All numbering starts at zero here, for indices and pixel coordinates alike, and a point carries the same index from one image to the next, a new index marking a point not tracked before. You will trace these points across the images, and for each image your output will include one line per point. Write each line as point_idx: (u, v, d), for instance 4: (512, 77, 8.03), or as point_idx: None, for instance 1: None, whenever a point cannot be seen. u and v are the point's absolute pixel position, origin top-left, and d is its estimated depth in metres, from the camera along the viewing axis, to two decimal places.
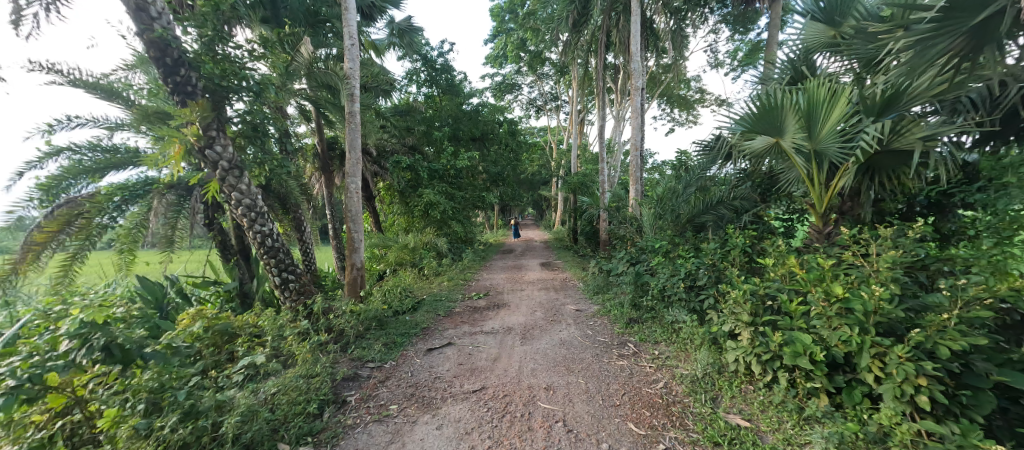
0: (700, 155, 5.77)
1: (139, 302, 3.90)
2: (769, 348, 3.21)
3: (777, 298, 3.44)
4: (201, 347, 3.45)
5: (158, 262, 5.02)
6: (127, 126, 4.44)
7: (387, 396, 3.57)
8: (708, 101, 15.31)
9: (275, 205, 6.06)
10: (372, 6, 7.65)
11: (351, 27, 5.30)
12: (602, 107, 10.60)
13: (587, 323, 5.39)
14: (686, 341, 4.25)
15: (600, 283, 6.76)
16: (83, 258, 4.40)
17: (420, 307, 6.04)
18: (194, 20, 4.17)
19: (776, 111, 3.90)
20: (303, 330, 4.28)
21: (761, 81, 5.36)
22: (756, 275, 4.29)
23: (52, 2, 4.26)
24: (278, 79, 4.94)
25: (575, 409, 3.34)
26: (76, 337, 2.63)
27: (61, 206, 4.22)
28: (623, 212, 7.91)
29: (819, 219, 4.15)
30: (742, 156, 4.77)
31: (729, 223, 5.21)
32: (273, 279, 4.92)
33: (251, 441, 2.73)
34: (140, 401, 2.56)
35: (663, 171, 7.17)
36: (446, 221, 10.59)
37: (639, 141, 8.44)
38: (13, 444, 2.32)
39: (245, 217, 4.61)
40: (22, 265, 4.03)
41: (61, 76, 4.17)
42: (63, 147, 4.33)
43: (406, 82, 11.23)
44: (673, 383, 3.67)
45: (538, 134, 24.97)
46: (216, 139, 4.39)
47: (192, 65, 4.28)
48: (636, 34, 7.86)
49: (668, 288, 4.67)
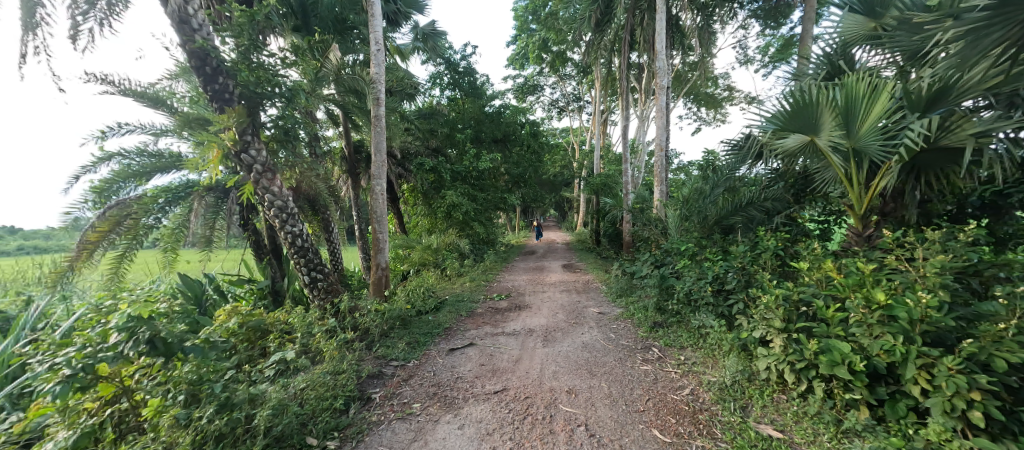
0: (728, 155, 5.56)
1: (179, 298, 4.14)
2: (804, 357, 3.06)
3: (813, 305, 3.28)
4: (236, 342, 3.59)
5: (198, 260, 5.33)
6: (170, 132, 4.71)
7: (410, 394, 3.64)
8: (737, 99, 14.84)
9: (305, 206, 6.28)
10: (397, 11, 7.83)
11: (378, 33, 5.43)
12: (626, 107, 10.44)
13: (610, 326, 5.32)
14: (713, 347, 4.11)
15: (623, 286, 6.65)
16: (131, 257, 4.69)
17: (442, 307, 6.12)
18: (231, 30, 4.42)
19: (810, 108, 3.73)
20: (331, 328, 4.41)
21: (795, 76, 5.13)
22: (790, 279, 4.11)
23: (104, 18, 4.58)
24: (308, 85, 5.12)
25: (598, 413, 3.30)
26: (125, 330, 2.82)
27: (112, 207, 4.52)
28: (647, 213, 7.76)
29: (859, 221, 3.95)
30: (774, 155, 4.59)
31: (760, 225, 5.01)
32: (303, 278, 5.10)
33: (281, 435, 2.83)
34: (180, 393, 2.70)
35: (689, 172, 6.98)
36: (469, 222, 10.71)
37: (664, 140, 8.26)
38: (67, 429, 2.42)
39: (277, 218, 4.80)
40: (77, 262, 4.37)
41: (113, 86, 4.47)
42: (114, 152, 4.63)
43: (430, 85, 11.40)
44: (700, 390, 3.56)
45: (560, 135, 24.87)
46: (251, 143, 4.58)
47: (229, 73, 4.51)
48: (660, 31, 7.70)
49: (695, 292, 4.54)
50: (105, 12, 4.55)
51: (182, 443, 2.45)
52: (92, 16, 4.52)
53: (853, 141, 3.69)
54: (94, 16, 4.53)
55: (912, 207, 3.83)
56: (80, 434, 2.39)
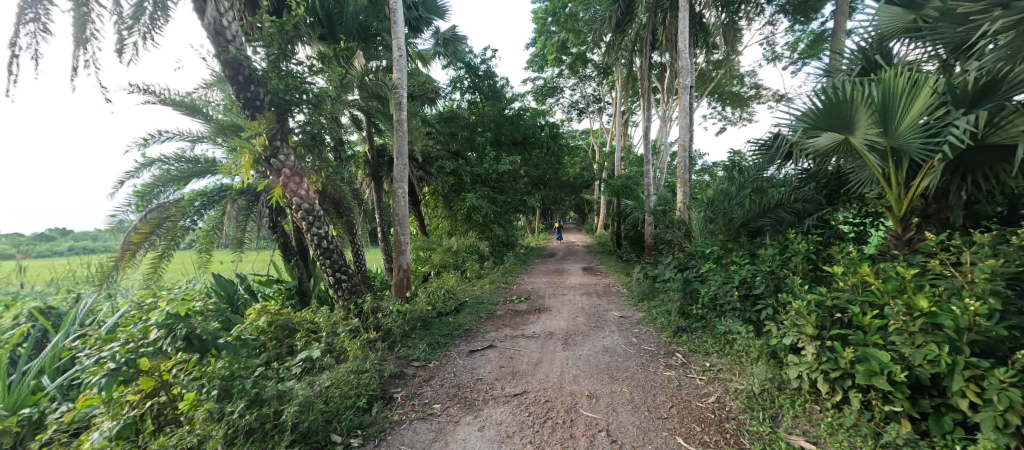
0: (755, 155, 5.37)
1: (213, 298, 4.34)
2: (839, 366, 2.90)
3: (848, 311, 3.12)
4: (265, 340, 3.69)
5: (230, 261, 5.64)
6: (205, 139, 4.94)
7: (431, 395, 3.68)
8: (764, 97, 14.37)
9: (330, 209, 6.47)
10: (418, 18, 7.99)
11: (400, 39, 5.54)
12: (648, 107, 10.28)
13: (632, 330, 5.23)
14: (741, 354, 3.97)
15: (645, 290, 6.53)
16: (169, 257, 4.95)
17: (463, 309, 6.17)
18: (263, 40, 4.63)
19: (844, 105, 3.56)
20: (355, 328, 4.52)
21: (827, 73, 4.92)
22: (822, 284, 3.93)
23: (147, 32, 4.86)
24: (334, 91, 5.30)
25: (619, 419, 3.24)
26: (164, 327, 2.96)
27: (153, 211, 4.80)
28: (670, 215, 7.60)
29: (898, 224, 3.75)
30: (804, 154, 4.39)
31: (790, 228, 4.81)
32: (328, 279, 5.25)
33: (307, 431, 2.91)
34: (213, 388, 2.81)
35: (714, 173, 6.80)
36: (489, 225, 10.77)
37: (688, 141, 8.07)
38: (111, 419, 2.58)
39: (304, 220, 4.96)
40: (122, 262, 4.69)
41: (154, 96, 4.73)
42: (155, 158, 4.89)
43: (451, 89, 11.55)
44: (726, 398, 3.45)
45: (580, 137, 24.71)
46: (280, 148, 4.77)
47: (260, 81, 4.69)
48: (683, 30, 7.55)
49: (720, 297, 4.41)
50: (148, 27, 4.83)
51: (215, 436, 2.55)
52: (136, 30, 4.80)
53: (891, 139, 3.50)
54: (138, 30, 4.82)
55: (957, 208, 3.62)
56: (123, 425, 2.54)
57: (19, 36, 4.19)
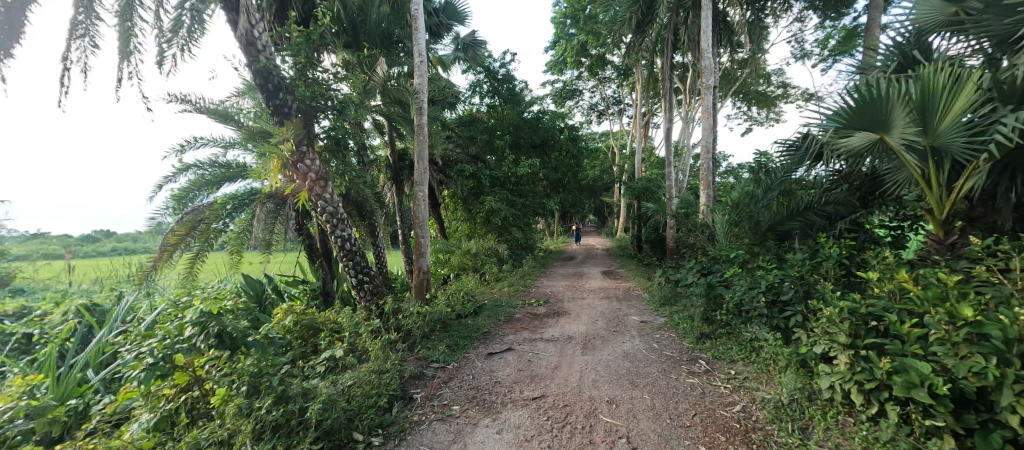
0: (783, 156, 5.18)
1: (242, 297, 4.54)
2: (874, 376, 2.76)
3: (885, 320, 2.97)
4: (291, 339, 3.80)
5: (259, 262, 5.86)
6: (237, 144, 5.16)
7: (450, 396, 3.71)
8: (793, 96, 13.87)
9: (353, 212, 6.63)
10: (439, 24, 8.13)
11: (421, 45, 5.64)
12: (669, 109, 10.10)
13: (653, 336, 5.13)
14: (768, 362, 3.83)
15: (667, 294, 6.39)
16: (203, 257, 5.19)
17: (481, 311, 6.19)
18: (291, 50, 4.84)
19: (880, 103, 3.38)
20: (376, 328, 4.60)
21: (861, 70, 4.72)
22: (856, 291, 3.76)
23: (185, 45, 5.12)
24: (357, 97, 5.45)
25: (640, 426, 3.18)
26: (198, 324, 3.11)
27: (188, 214, 4.99)
28: (693, 218, 7.42)
29: (939, 227, 3.55)
30: (836, 156, 4.20)
31: (821, 231, 4.60)
32: (351, 280, 5.37)
33: (331, 428, 2.97)
34: (242, 384, 2.94)
35: (739, 175, 6.60)
36: (508, 228, 10.81)
37: (711, 142, 7.88)
38: (149, 411, 2.71)
39: (328, 223, 5.10)
40: (160, 262, 4.90)
41: (190, 104, 4.98)
42: (190, 164, 5.14)
43: (470, 93, 11.67)
44: (753, 408, 3.33)
45: (600, 140, 24.49)
46: (306, 154, 4.91)
47: (288, 89, 4.84)
48: (706, 29, 7.40)
49: (746, 303, 4.27)
50: (186, 40, 5.08)
51: (244, 430, 2.65)
52: (175, 43, 5.06)
53: (931, 138, 3.31)
54: (177, 43, 5.08)
55: (1006, 211, 3.39)
56: (160, 418, 2.66)
57: (71, 51, 4.50)
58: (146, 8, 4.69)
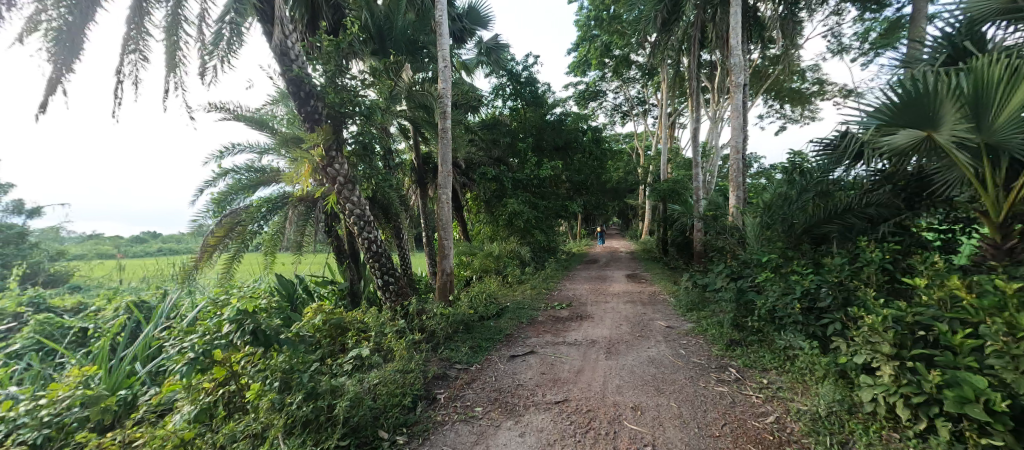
0: (819, 156, 4.92)
1: (275, 296, 4.73)
2: (922, 390, 2.58)
3: (934, 329, 2.78)
4: (320, 337, 3.90)
5: (291, 263, 6.11)
6: (271, 150, 5.40)
7: (472, 397, 3.74)
8: (829, 93, 13.21)
9: (379, 214, 6.80)
10: (462, 29, 8.24)
11: (445, 51, 5.73)
12: (696, 108, 9.85)
13: (680, 341, 4.99)
14: (804, 372, 3.65)
15: (695, 299, 6.20)
16: (240, 258, 5.47)
17: (504, 314, 6.21)
18: (322, 58, 5.03)
19: (927, 98, 3.18)
20: (401, 329, 4.69)
21: (906, 63, 4.43)
22: (902, 298, 3.53)
23: (225, 56, 5.40)
24: (384, 102, 5.59)
25: (666, 434, 3.09)
26: (235, 321, 3.31)
27: (227, 216, 5.26)
28: (721, 221, 7.18)
29: (996, 230, 3.29)
30: (877, 155, 3.95)
31: (861, 235, 4.34)
32: (377, 281, 5.50)
33: (357, 426, 3.03)
34: (275, 380, 3.05)
35: (771, 176, 6.34)
36: (530, 230, 10.81)
37: (740, 142, 7.61)
38: (191, 403, 2.85)
39: (355, 225, 5.25)
40: (200, 262, 5.20)
41: (229, 112, 5.24)
42: (228, 169, 5.40)
43: (493, 96, 11.74)
44: (787, 420, 3.18)
45: (624, 141, 24.13)
46: (335, 158, 5.05)
47: (319, 96, 5.02)
48: (735, 26, 7.15)
49: (780, 309, 4.09)
50: (225, 52, 5.36)
51: (276, 424, 2.75)
52: (215, 54, 5.33)
53: (985, 135, 3.08)
54: (218, 55, 5.36)
55: None
56: (199, 409, 2.82)
57: (124, 65, 4.84)
58: (190, 23, 4.98)
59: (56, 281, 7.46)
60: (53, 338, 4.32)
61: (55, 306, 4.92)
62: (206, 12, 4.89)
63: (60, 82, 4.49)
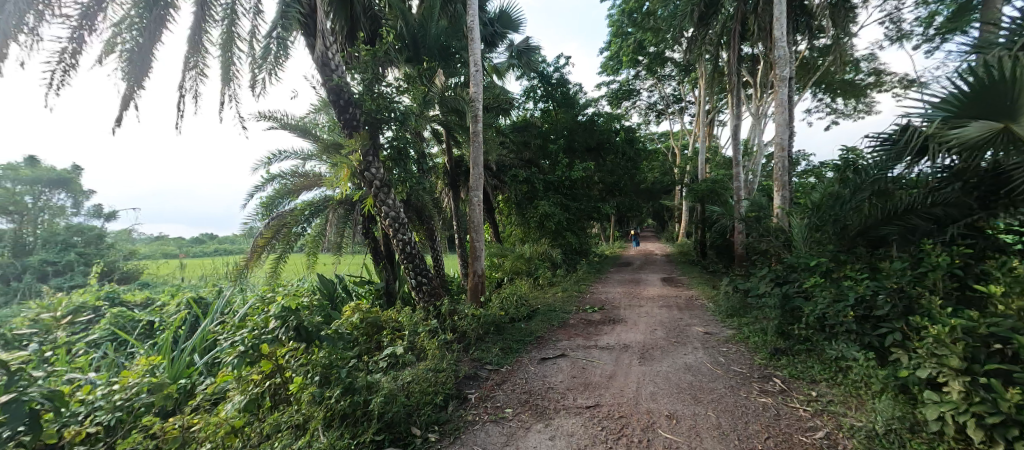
0: (876, 152, 4.51)
1: (317, 295, 5.00)
2: (999, 409, 2.32)
3: (1013, 343, 2.50)
4: (358, 335, 4.07)
5: (331, 263, 6.48)
6: (313, 157, 5.69)
7: (503, 399, 3.75)
8: (888, 84, 12.19)
9: (413, 217, 6.99)
10: (492, 33, 8.31)
11: (476, 55, 5.80)
12: (737, 105, 9.40)
13: (719, 348, 4.78)
14: (859, 385, 3.38)
15: (736, 305, 5.91)
16: (285, 259, 5.84)
17: (534, 316, 6.20)
18: (360, 68, 5.25)
19: (1003, 86, 2.87)
20: (433, 328, 4.78)
21: (979, 48, 3.99)
22: (974, 308, 3.19)
23: (273, 69, 5.74)
24: (418, 108, 5.74)
25: (703, 444, 2.97)
26: (280, 318, 3.46)
27: (274, 219, 5.60)
28: (765, 222, 6.80)
29: None
30: (943, 150, 3.58)
31: (926, 238, 3.95)
32: (410, 281, 5.64)
33: (392, 421, 3.11)
34: (316, 374, 3.21)
35: (821, 174, 5.92)
36: (561, 232, 10.74)
37: (786, 139, 7.17)
38: (241, 392, 3.06)
39: (391, 227, 5.42)
40: (251, 262, 5.59)
41: (276, 121, 5.58)
42: (275, 174, 5.75)
43: (525, 99, 11.76)
44: (839, 436, 2.96)
45: (659, 141, 23.46)
46: (372, 163, 5.23)
47: (356, 103, 5.23)
48: (779, 17, 6.76)
49: (830, 317, 3.82)
50: (273, 64, 5.70)
51: (317, 417, 2.92)
52: (264, 67, 5.67)
53: None
54: (266, 68, 5.71)
55: None
56: (248, 400, 2.98)
57: (185, 80, 5.27)
58: (243, 39, 5.33)
59: (127, 278, 8.22)
60: (126, 329, 4.76)
61: (127, 301, 5.46)
62: (257, 28, 5.21)
63: (133, 98, 4.95)
